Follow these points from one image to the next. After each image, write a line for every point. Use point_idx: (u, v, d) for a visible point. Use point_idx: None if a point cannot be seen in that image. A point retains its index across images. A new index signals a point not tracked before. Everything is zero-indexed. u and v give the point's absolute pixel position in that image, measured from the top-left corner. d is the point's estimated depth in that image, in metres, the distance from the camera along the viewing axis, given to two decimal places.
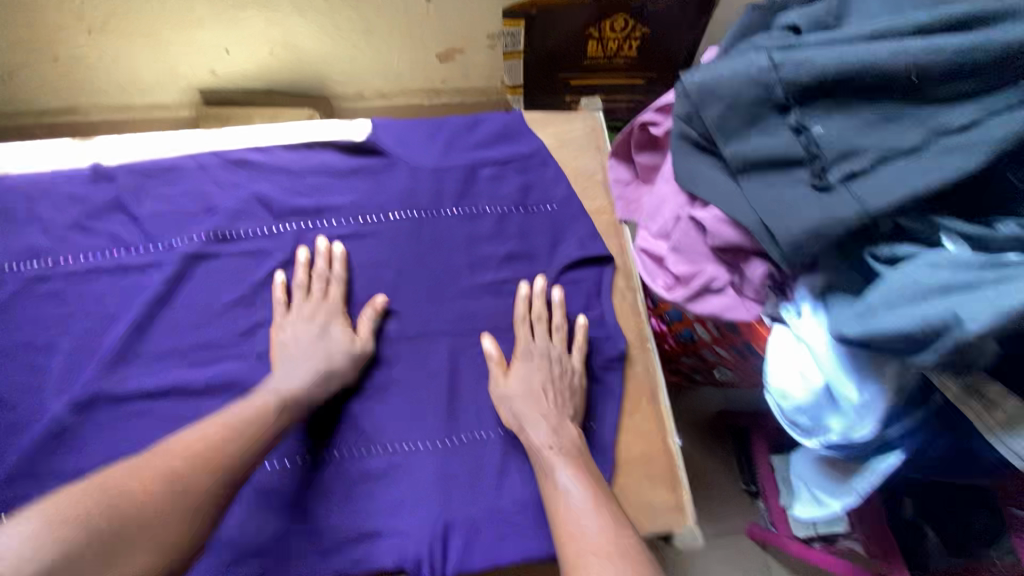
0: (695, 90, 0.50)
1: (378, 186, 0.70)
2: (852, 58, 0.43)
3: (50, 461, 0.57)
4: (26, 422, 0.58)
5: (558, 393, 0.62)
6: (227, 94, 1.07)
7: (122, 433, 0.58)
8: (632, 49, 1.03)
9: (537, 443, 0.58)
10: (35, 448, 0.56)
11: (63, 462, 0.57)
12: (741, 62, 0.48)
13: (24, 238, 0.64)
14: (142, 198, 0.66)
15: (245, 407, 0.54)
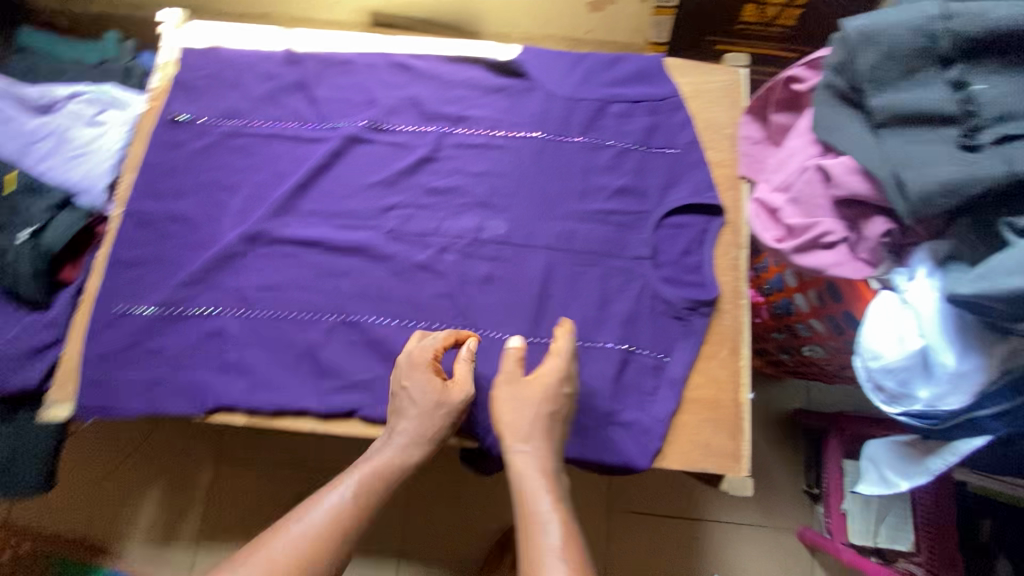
0: (855, 36, 0.50)
1: (516, 105, 0.76)
2: None
3: (220, 278, 0.71)
4: (207, 244, 0.72)
5: (546, 414, 0.61)
6: (392, 19, 1.19)
7: (276, 268, 0.71)
8: (791, 18, 1.00)
9: (520, 463, 0.59)
10: (212, 264, 0.71)
11: (230, 280, 0.71)
12: (910, 11, 0.49)
13: (226, 100, 0.77)
14: (320, 84, 0.78)
15: (355, 494, 0.59)
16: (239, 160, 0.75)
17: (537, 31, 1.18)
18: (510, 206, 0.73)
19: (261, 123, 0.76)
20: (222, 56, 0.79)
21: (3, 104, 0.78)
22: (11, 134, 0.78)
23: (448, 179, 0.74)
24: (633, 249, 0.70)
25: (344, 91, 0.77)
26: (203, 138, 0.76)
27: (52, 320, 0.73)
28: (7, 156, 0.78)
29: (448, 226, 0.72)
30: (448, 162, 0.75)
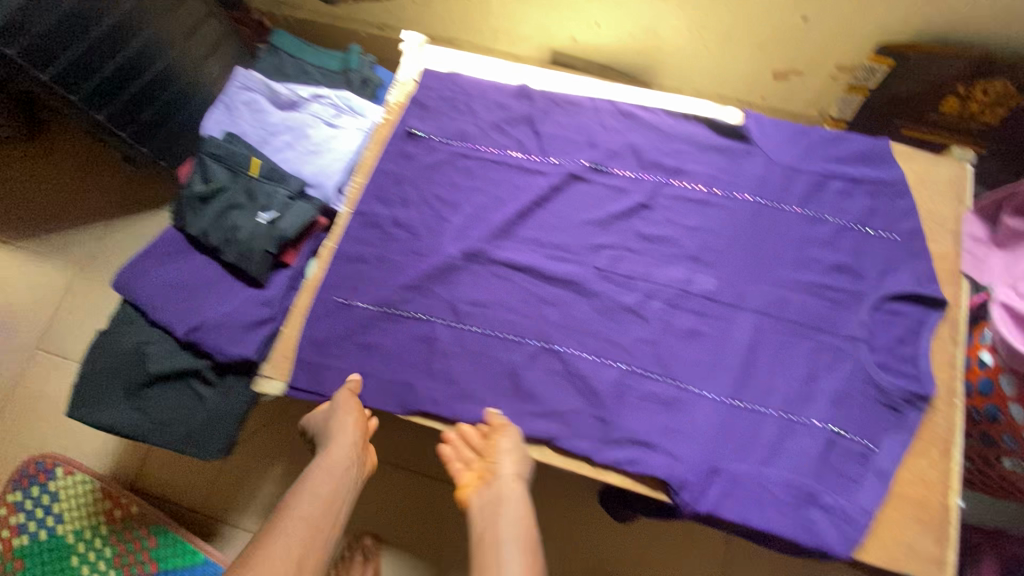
0: None
1: (736, 167, 0.78)
2: None
3: (435, 288, 0.75)
4: (427, 253, 0.76)
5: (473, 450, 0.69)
6: (572, 60, 1.25)
7: (487, 288, 0.74)
8: (993, 118, 0.98)
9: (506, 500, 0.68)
10: (431, 274, 0.75)
11: (443, 291, 0.75)
12: None
13: (458, 122, 0.83)
14: (546, 120, 0.82)
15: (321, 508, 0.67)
16: (462, 179, 0.80)
17: (711, 90, 1.22)
18: (721, 264, 0.73)
19: (487, 148, 0.81)
20: (457, 81, 0.85)
21: (258, 97, 0.86)
22: (259, 125, 0.86)
23: (661, 227, 0.76)
24: (847, 329, 0.69)
25: (568, 129, 0.81)
26: (433, 154, 0.81)
27: (270, 299, 0.79)
28: (253, 143, 0.85)
29: (657, 273, 0.74)
30: (663, 212, 0.76)
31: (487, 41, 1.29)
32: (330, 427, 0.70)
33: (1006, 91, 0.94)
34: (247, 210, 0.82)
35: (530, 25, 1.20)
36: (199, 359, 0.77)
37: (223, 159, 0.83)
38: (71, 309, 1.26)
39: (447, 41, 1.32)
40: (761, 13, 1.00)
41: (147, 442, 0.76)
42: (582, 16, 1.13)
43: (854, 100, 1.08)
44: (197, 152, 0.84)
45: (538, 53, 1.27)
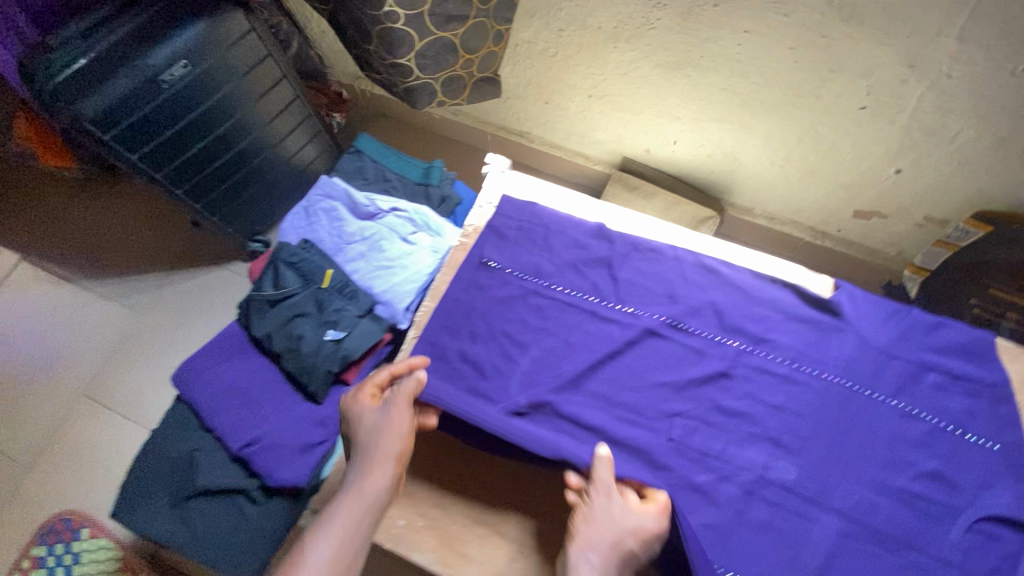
0: None
1: (822, 343, 0.74)
2: None
3: None
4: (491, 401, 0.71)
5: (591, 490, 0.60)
6: (642, 169, 1.24)
7: None
8: None
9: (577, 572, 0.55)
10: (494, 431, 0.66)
11: None
12: None
13: (534, 255, 0.81)
14: (625, 264, 0.80)
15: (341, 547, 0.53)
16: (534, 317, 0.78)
17: (784, 215, 1.18)
18: (800, 451, 0.69)
19: (564, 288, 0.79)
20: (538, 212, 0.84)
21: (339, 205, 0.87)
22: (336, 233, 0.86)
23: (739, 401, 0.72)
24: (940, 551, 0.63)
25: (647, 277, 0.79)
26: (506, 287, 0.79)
27: (326, 419, 0.77)
28: (327, 251, 0.86)
29: (732, 452, 0.69)
30: (742, 383, 0.73)
31: (557, 139, 1.29)
32: (375, 433, 0.60)
33: None
34: (313, 320, 0.81)
35: (605, 132, 1.19)
36: (247, 478, 0.75)
37: (297, 266, 0.84)
38: (119, 363, 1.28)
39: (517, 134, 1.33)
40: (849, 161, 0.97)
41: (180, 556, 0.74)
42: (660, 134, 1.12)
43: (940, 253, 1.03)
44: (273, 256, 0.84)
45: (609, 156, 1.27)
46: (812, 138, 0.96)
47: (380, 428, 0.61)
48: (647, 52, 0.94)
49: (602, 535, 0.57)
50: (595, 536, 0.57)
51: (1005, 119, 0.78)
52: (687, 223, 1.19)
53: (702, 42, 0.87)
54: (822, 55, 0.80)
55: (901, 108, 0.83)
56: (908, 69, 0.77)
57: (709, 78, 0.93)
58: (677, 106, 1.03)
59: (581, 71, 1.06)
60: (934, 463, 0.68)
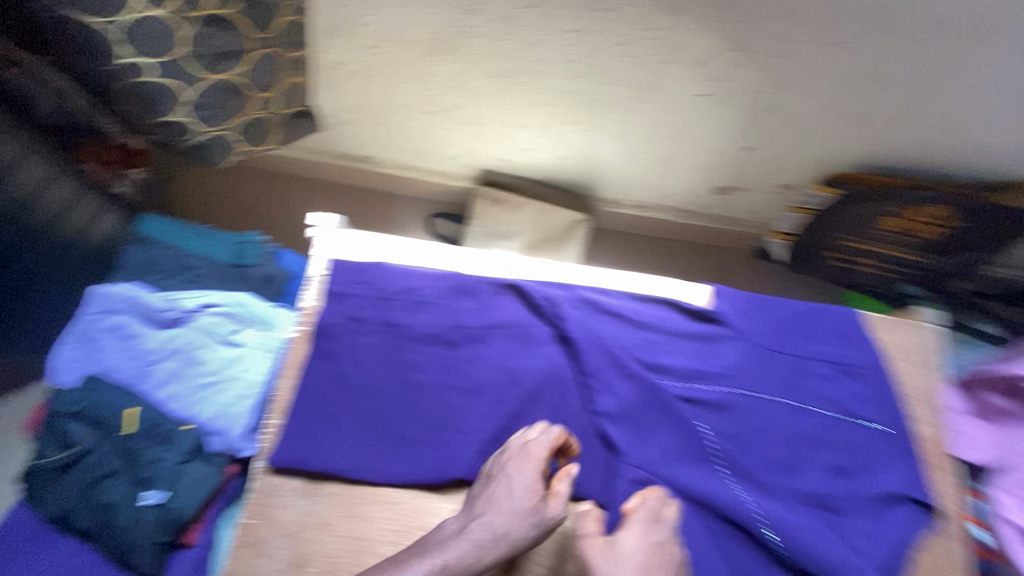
0: None
1: (715, 356, 0.70)
2: None
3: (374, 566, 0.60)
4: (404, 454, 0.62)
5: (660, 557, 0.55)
6: (505, 178, 1.13)
7: None
8: (931, 236, 0.98)
9: None
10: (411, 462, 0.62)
11: None
12: None
13: (388, 331, 0.68)
14: (493, 314, 0.70)
15: None
16: (404, 405, 0.65)
17: (654, 201, 1.15)
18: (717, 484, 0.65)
19: (429, 361, 0.67)
20: (381, 272, 0.70)
21: (128, 319, 0.69)
22: (131, 355, 0.68)
23: (649, 443, 0.65)
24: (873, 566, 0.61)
25: (522, 323, 0.70)
26: (361, 378, 0.65)
27: None
28: (125, 381, 0.67)
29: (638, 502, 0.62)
30: (642, 420, 0.66)
31: (406, 159, 1.13)
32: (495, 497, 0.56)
33: (942, 213, 0.93)
34: (124, 480, 0.63)
35: (455, 146, 1.07)
36: None
37: (83, 414, 0.64)
38: None
39: (358, 160, 1.15)
40: (704, 144, 0.94)
41: None
42: (514, 142, 1.02)
43: (799, 219, 1.03)
44: (48, 413, 0.64)
45: (465, 171, 1.14)
46: (662, 128, 0.91)
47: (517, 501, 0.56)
48: (475, 62, 0.83)
49: (639, 546, 0.55)
50: (631, 553, 0.54)
51: (835, 90, 0.77)
52: (561, 230, 1.12)
53: (531, 45, 0.77)
54: (655, 46, 0.74)
55: (738, 91, 0.80)
56: (737, 52, 0.74)
57: (546, 82, 0.84)
58: (522, 114, 0.93)
59: (409, 88, 0.91)
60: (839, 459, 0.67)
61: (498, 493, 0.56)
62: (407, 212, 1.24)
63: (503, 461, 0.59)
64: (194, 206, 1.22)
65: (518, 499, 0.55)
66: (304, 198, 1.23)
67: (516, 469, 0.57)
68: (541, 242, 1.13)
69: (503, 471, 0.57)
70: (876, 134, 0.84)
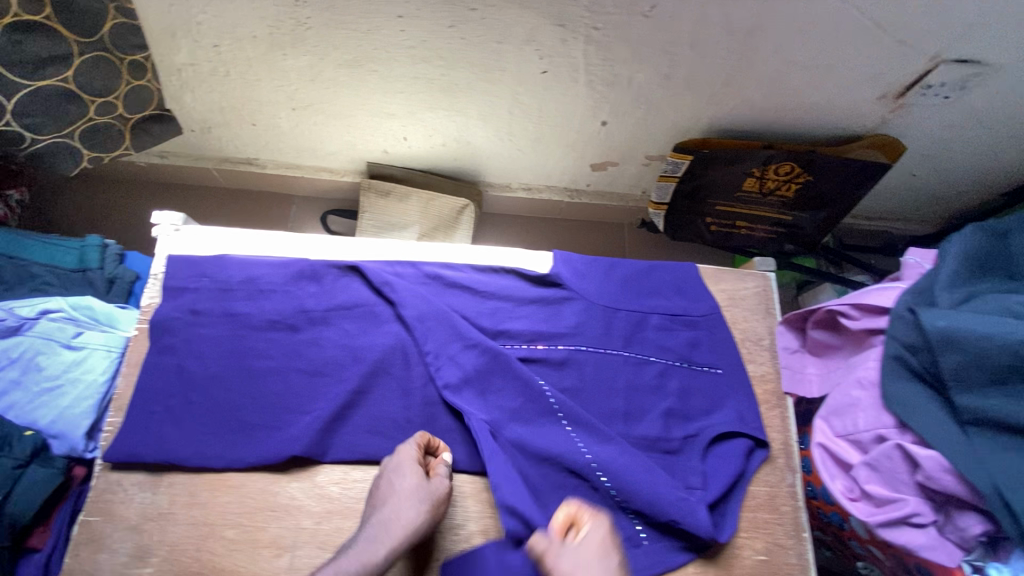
0: (937, 334, 0.50)
1: (554, 317, 0.73)
2: None
3: (213, 550, 0.60)
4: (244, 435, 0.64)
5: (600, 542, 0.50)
6: (390, 170, 1.14)
7: (282, 529, 0.61)
8: (789, 191, 1.03)
9: None
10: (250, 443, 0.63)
11: (226, 556, 0.60)
12: (999, 323, 0.47)
13: (230, 322, 0.69)
14: (338, 295, 0.71)
15: None
16: (245, 390, 0.66)
17: (539, 182, 1.18)
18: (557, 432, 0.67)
19: (271, 346, 0.68)
20: (222, 265, 0.72)
21: None
22: None
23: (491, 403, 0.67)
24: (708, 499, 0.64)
25: (365, 303, 0.71)
26: (202, 367, 0.66)
27: None
28: None
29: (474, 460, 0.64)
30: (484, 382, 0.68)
31: (290, 158, 1.14)
32: (381, 496, 0.57)
33: (794, 169, 0.98)
34: None
35: (333, 141, 1.08)
36: None
37: None
38: None
39: (243, 162, 1.16)
40: (564, 121, 0.97)
41: None
42: (387, 133, 1.03)
43: (669, 187, 1.07)
44: None
45: (352, 165, 1.15)
46: (519, 108, 0.94)
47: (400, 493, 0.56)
48: (320, 54, 0.84)
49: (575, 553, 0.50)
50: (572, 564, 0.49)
51: (660, 60, 0.81)
52: (448, 216, 1.14)
53: (367, 33, 0.80)
54: (482, 28, 0.77)
55: (574, 66, 0.84)
56: (559, 27, 0.76)
57: (395, 69, 0.86)
58: (384, 104, 0.95)
59: (268, 86, 0.93)
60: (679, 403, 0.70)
61: (383, 490, 0.57)
62: (302, 213, 1.25)
63: (381, 473, 0.59)
64: (81, 223, 1.20)
65: (399, 489, 0.56)
66: (195, 207, 1.23)
67: (395, 466, 0.58)
68: (432, 230, 1.15)
69: (382, 475, 0.58)
70: (715, 100, 0.89)
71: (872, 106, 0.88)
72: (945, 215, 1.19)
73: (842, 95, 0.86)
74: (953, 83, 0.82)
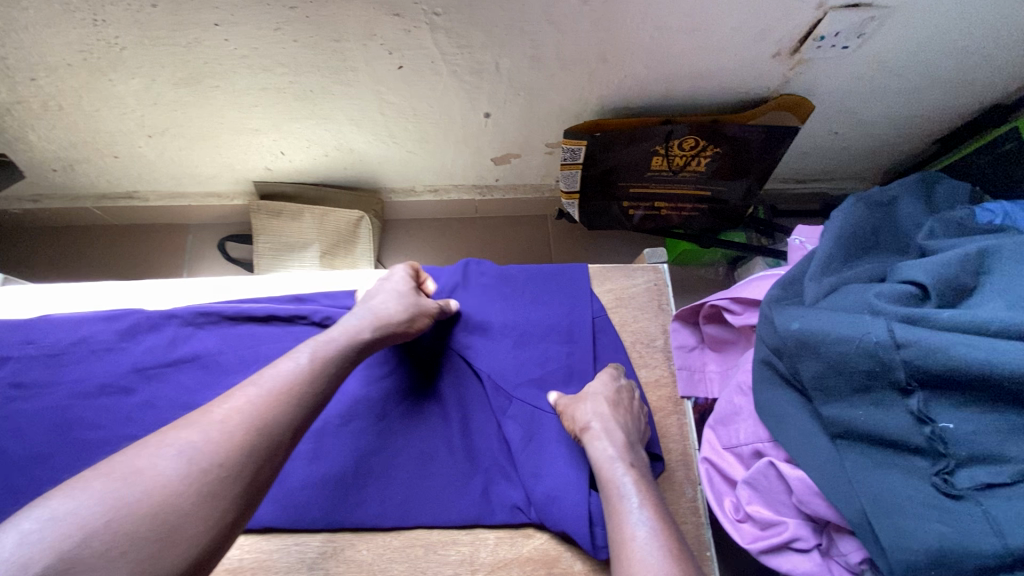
0: (793, 339, 0.45)
1: (429, 346, 0.69)
2: (974, 363, 0.37)
3: None
4: None
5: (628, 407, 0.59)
6: (280, 187, 1.06)
7: None
8: (701, 165, 0.95)
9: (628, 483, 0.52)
10: None
11: None
12: (853, 324, 0.42)
13: (55, 391, 0.62)
14: (179, 346, 0.65)
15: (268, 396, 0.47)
16: (72, 466, 0.59)
17: (444, 182, 1.10)
18: (431, 475, 0.61)
19: (104, 412, 0.61)
20: (48, 327, 0.65)
21: None
22: None
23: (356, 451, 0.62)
24: (592, 535, 0.56)
25: (209, 352, 0.65)
26: (23, 447, 0.59)
27: None
28: None
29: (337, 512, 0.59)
30: (358, 429, 0.63)
31: (170, 187, 1.06)
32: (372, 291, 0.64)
33: (698, 142, 0.90)
34: None
35: (208, 164, 0.99)
36: None
37: None
38: None
39: (122, 197, 1.07)
40: (444, 117, 0.89)
41: None
42: (260, 149, 0.95)
43: (575, 174, 0.99)
44: None
45: (239, 186, 1.07)
46: (391, 108, 0.86)
47: (388, 294, 0.63)
48: (149, 75, 0.76)
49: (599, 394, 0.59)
50: (600, 392, 0.60)
51: (519, 41, 0.73)
52: (346, 231, 1.08)
53: (190, 46, 0.71)
54: (312, 27, 0.69)
55: (431, 57, 0.75)
56: (397, 17, 0.67)
57: (238, 81, 0.78)
58: (244, 119, 0.87)
59: (110, 115, 0.84)
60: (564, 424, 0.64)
61: (376, 290, 0.64)
62: (199, 241, 1.18)
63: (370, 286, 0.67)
64: None
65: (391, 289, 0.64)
66: (85, 248, 1.15)
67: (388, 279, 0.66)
68: (332, 247, 1.08)
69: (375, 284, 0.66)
70: (597, 77, 0.80)
71: (768, 65, 0.78)
72: (880, 170, 1.12)
73: (729, 56, 0.76)
74: (849, 30, 0.72)
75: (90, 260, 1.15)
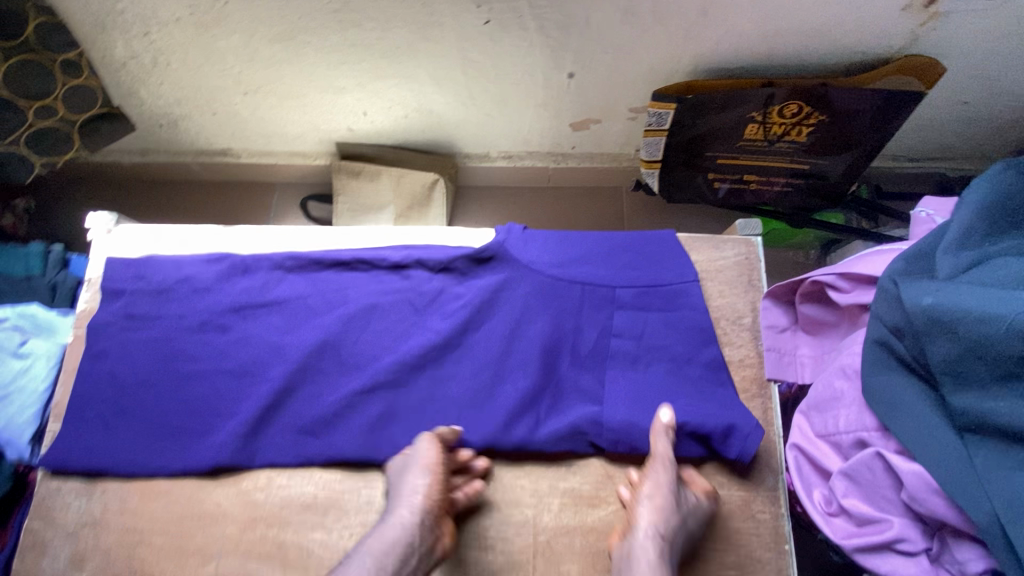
0: (920, 316, 0.42)
1: (495, 292, 0.65)
2: None
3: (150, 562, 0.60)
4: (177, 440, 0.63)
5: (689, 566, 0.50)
6: (360, 149, 1.08)
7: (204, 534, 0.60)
8: (801, 134, 0.87)
9: None
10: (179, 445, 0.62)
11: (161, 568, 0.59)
12: (1002, 302, 0.38)
13: (160, 323, 0.67)
14: (265, 291, 0.68)
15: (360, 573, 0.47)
16: (176, 390, 0.64)
17: (519, 149, 1.08)
18: (491, 428, 0.60)
19: (200, 346, 0.66)
20: (156, 265, 0.70)
21: None
22: None
23: (428, 390, 0.62)
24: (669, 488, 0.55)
25: (292, 298, 0.67)
26: (135, 371, 0.65)
27: None
28: None
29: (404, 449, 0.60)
30: (429, 373, 0.63)
31: (260, 146, 1.11)
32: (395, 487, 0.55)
33: (801, 107, 0.82)
34: None
35: (295, 124, 1.03)
36: None
37: None
38: None
39: (219, 154, 1.14)
40: (527, 77, 0.86)
41: None
42: (344, 109, 0.97)
43: (658, 142, 0.93)
44: None
45: (323, 146, 1.10)
46: (473, 67, 0.84)
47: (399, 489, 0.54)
48: (248, 30, 0.79)
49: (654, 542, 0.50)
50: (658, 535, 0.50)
51: None
52: (421, 194, 1.09)
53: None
54: None
55: (518, 11, 0.72)
56: None
57: (328, 37, 0.79)
58: (332, 78, 0.89)
59: (212, 71, 0.89)
60: (642, 383, 0.61)
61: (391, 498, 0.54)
62: (284, 199, 1.23)
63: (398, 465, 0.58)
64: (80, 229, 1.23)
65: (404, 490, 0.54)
66: (184, 201, 1.24)
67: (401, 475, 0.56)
68: (406, 211, 1.09)
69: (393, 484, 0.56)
70: (695, 33, 0.74)
71: (895, 20, 0.69)
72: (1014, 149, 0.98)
73: (850, 9, 0.68)
74: None
75: (189, 213, 1.24)
